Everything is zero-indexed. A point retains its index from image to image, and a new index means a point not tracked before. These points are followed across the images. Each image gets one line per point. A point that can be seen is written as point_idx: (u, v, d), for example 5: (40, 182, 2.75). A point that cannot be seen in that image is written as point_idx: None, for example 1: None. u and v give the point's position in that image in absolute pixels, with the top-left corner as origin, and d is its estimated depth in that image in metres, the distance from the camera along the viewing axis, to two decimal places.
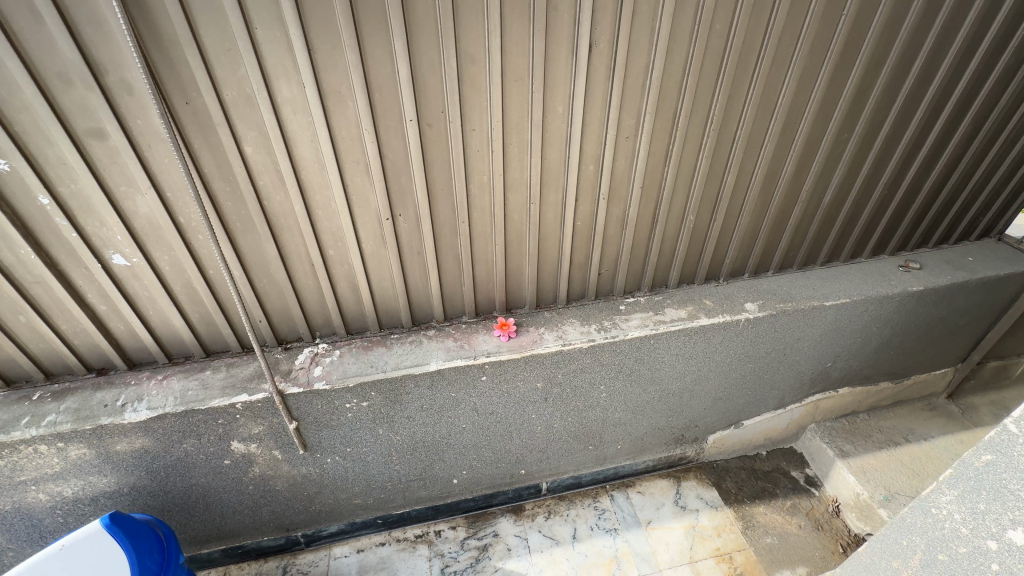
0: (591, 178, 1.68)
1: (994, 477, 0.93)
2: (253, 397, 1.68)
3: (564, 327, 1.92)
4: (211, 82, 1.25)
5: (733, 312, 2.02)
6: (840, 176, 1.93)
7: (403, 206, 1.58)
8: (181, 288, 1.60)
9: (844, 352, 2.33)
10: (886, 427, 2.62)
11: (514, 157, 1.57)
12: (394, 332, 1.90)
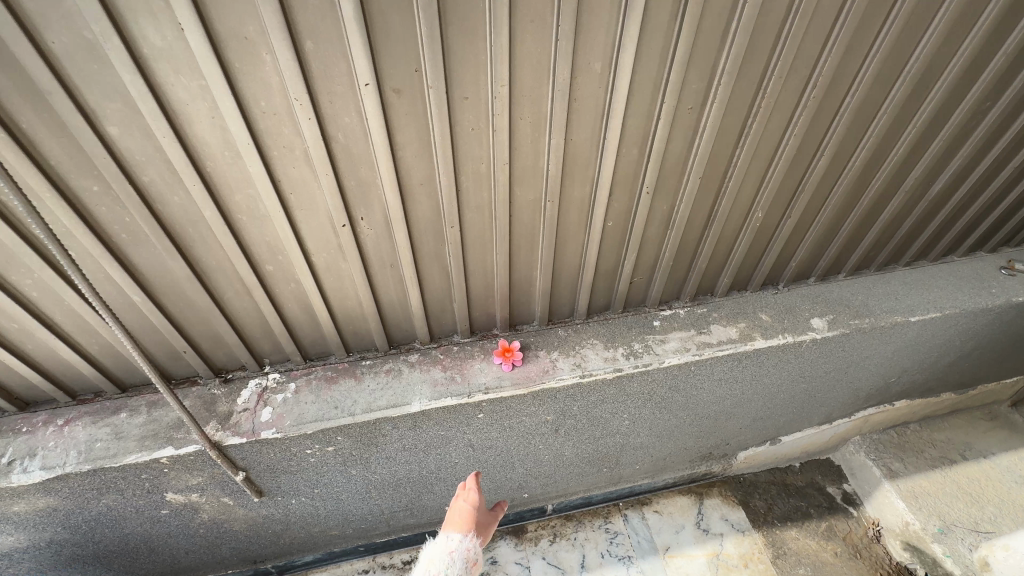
0: (632, 166, 1.19)
1: None
2: (181, 451, 1.29)
3: (584, 352, 1.51)
4: (18, 22, 0.74)
5: (796, 331, 1.59)
6: (961, 158, 1.44)
7: (365, 207, 1.11)
8: (64, 317, 1.17)
9: (914, 367, 1.94)
10: (940, 441, 2.30)
11: (526, 138, 1.08)
12: (367, 357, 1.49)
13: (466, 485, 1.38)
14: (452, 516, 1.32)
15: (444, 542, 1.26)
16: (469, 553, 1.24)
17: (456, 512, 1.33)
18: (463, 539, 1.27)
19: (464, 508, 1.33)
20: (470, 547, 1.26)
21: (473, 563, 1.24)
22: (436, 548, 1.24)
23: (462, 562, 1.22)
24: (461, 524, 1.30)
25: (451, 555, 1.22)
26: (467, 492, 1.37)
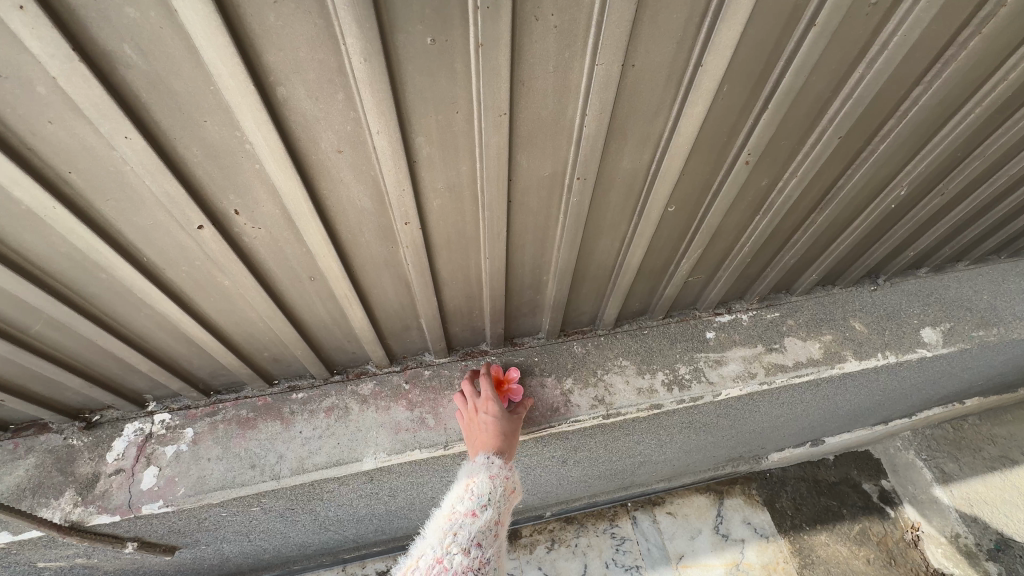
0: (731, 117, 0.66)
1: None
2: (21, 538, 0.88)
3: (609, 380, 1.06)
4: None
5: (902, 348, 1.14)
6: None
7: (242, 193, 0.59)
8: None
9: (1013, 371, 1.54)
10: (1000, 437, 1.99)
11: (545, 62, 0.54)
12: (299, 388, 1.05)
13: (485, 395, 0.93)
14: (475, 436, 0.89)
15: (472, 465, 0.84)
16: (511, 476, 0.83)
17: (479, 429, 0.90)
18: (496, 461, 0.84)
19: (486, 423, 0.89)
20: (510, 473, 0.85)
21: (512, 492, 0.83)
22: (465, 474, 0.83)
23: (504, 490, 0.81)
24: (487, 442, 0.87)
25: (494, 480, 0.81)
26: (488, 402, 0.93)
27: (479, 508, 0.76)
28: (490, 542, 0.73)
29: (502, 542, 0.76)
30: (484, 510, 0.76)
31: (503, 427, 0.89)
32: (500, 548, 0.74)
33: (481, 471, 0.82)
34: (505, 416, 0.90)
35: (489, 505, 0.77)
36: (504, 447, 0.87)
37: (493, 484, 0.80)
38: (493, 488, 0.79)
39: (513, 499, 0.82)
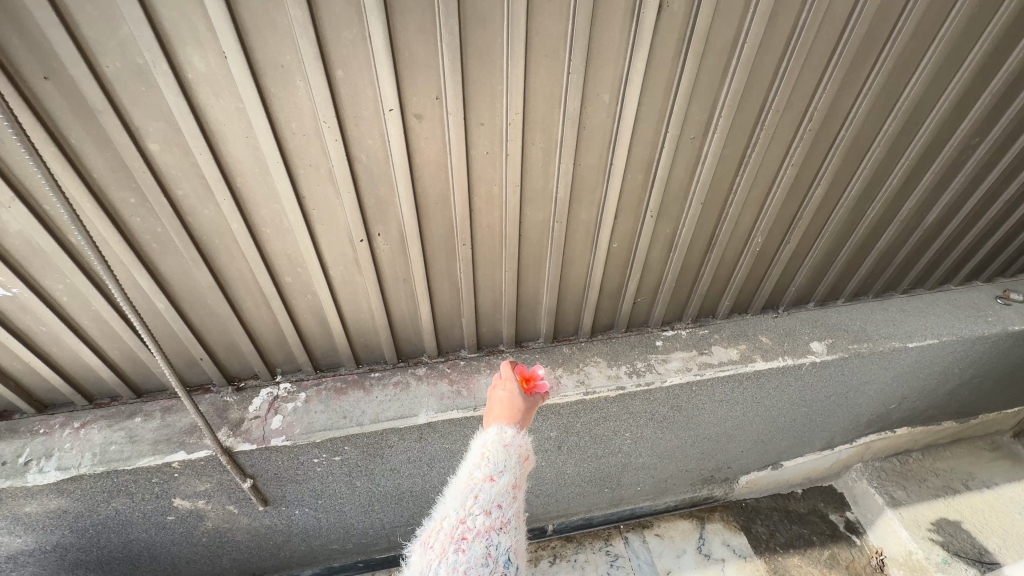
0: (637, 190, 1.25)
1: None
2: (192, 456, 1.32)
3: (587, 370, 1.54)
4: (77, 48, 0.80)
5: (796, 353, 1.63)
6: (954, 192, 1.49)
7: (383, 223, 1.17)
8: (93, 323, 1.23)
9: (914, 394, 1.95)
10: (942, 470, 2.30)
11: (537, 162, 1.14)
12: (375, 369, 1.52)
13: (505, 373, 1.12)
14: (494, 408, 1.09)
15: (490, 434, 1.03)
16: (524, 444, 1.03)
17: (498, 402, 1.09)
18: (512, 429, 1.04)
19: (505, 399, 1.09)
20: (522, 441, 1.04)
21: (526, 458, 1.03)
22: (484, 443, 1.02)
23: (518, 455, 1.00)
24: (505, 415, 1.06)
25: (508, 448, 1.00)
26: (507, 380, 1.12)
27: (496, 474, 0.95)
28: (508, 501, 0.93)
29: (518, 498, 0.96)
30: (501, 476, 0.95)
31: (520, 403, 1.08)
32: (516, 505, 0.94)
33: (497, 441, 1.01)
34: (522, 394, 1.10)
35: (505, 472, 0.96)
36: (519, 420, 1.08)
37: (507, 453, 0.99)
38: (508, 456, 0.99)
39: (526, 465, 1.02)
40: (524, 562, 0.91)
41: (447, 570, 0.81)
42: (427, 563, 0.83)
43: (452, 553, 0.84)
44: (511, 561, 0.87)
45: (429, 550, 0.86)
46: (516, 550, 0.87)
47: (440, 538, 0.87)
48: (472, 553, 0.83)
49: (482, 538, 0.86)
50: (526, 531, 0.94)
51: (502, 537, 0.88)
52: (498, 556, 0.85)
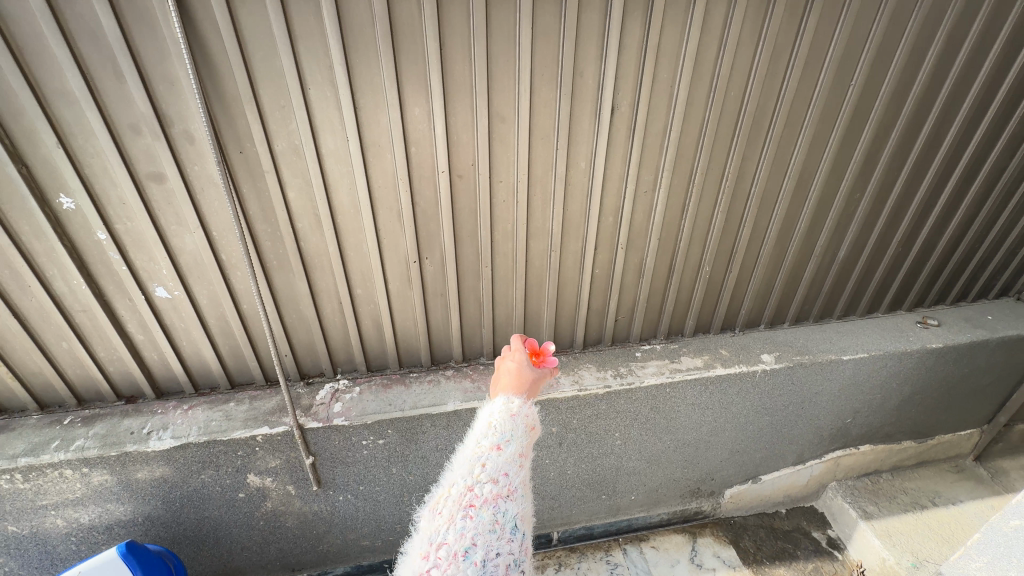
0: (610, 228, 1.76)
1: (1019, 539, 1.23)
2: (273, 430, 1.71)
3: (581, 372, 1.94)
4: (264, 135, 1.35)
5: (749, 362, 2.02)
6: (854, 233, 1.97)
7: (430, 249, 1.67)
8: (215, 322, 1.68)
9: (864, 408, 2.29)
10: (910, 489, 2.54)
11: (538, 207, 1.66)
12: (413, 370, 1.94)
13: (516, 347, 1.19)
14: (502, 378, 1.15)
15: (497, 405, 1.11)
16: (528, 414, 1.11)
17: (505, 372, 1.16)
18: (518, 401, 1.12)
19: (513, 369, 1.15)
20: (528, 412, 1.13)
21: (531, 429, 1.10)
22: (492, 414, 1.10)
23: (523, 426, 1.08)
24: (513, 386, 1.13)
25: (514, 419, 1.08)
26: (517, 353, 1.18)
27: (503, 443, 1.03)
28: (513, 470, 1.00)
29: (523, 467, 1.03)
30: (507, 445, 1.03)
31: (528, 374, 1.14)
32: (521, 473, 1.02)
33: (504, 412, 1.09)
34: (530, 366, 1.16)
35: (510, 441, 1.04)
36: (526, 392, 1.14)
37: (513, 423, 1.07)
38: (514, 427, 1.06)
39: (532, 435, 1.09)
40: (529, 526, 0.98)
41: (456, 534, 0.89)
42: (438, 525, 0.93)
43: (461, 518, 0.92)
44: (516, 526, 0.95)
45: (440, 515, 0.94)
46: (521, 516, 0.94)
47: (450, 503, 0.95)
48: (479, 519, 0.91)
49: (489, 505, 0.93)
50: (532, 497, 1.02)
51: (509, 503, 0.95)
52: (504, 522, 0.92)
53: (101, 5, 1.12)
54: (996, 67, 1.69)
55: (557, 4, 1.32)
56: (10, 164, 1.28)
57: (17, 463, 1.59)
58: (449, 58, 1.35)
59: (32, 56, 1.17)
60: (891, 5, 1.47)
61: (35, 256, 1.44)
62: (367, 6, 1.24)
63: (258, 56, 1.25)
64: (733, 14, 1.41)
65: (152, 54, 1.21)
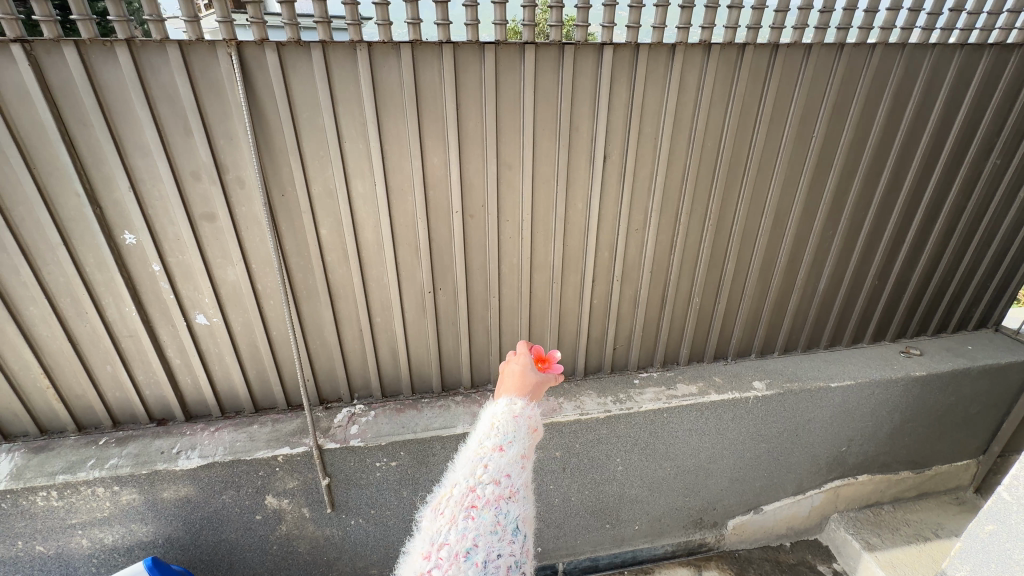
0: (606, 262, 1.94)
1: (997, 546, 1.28)
2: (294, 450, 1.81)
3: (582, 398, 2.06)
4: (304, 180, 1.57)
5: (742, 389, 2.13)
6: (831, 267, 2.15)
7: (443, 281, 1.84)
8: (246, 348, 1.84)
9: (858, 436, 2.36)
10: (913, 521, 2.57)
11: (541, 243, 1.85)
12: (425, 396, 2.06)
13: (520, 350, 1.22)
14: (505, 380, 1.18)
15: (500, 406, 1.12)
16: (531, 416, 1.10)
17: (510, 375, 1.18)
18: (521, 402, 1.13)
19: (517, 371, 1.18)
20: (531, 413, 1.13)
21: (534, 430, 1.11)
22: (495, 413, 1.10)
23: (526, 427, 1.08)
24: (516, 387, 1.15)
25: (517, 420, 1.08)
26: (521, 356, 1.21)
27: (505, 445, 1.03)
28: (516, 471, 1.01)
29: (526, 468, 1.04)
30: (509, 447, 1.03)
31: (531, 377, 1.17)
32: (524, 474, 1.03)
33: (507, 413, 1.09)
34: (534, 369, 1.19)
35: (513, 443, 1.04)
36: (529, 395, 1.16)
37: (516, 424, 1.07)
38: (517, 428, 1.07)
39: (534, 436, 1.10)
40: (530, 526, 1.00)
41: (457, 535, 0.91)
42: (440, 526, 0.94)
43: (463, 518, 0.93)
44: (517, 526, 0.96)
45: (442, 515, 0.96)
46: (523, 517, 0.96)
47: (452, 504, 0.96)
48: (481, 521, 0.93)
49: (491, 506, 0.95)
50: (534, 497, 1.03)
51: (510, 505, 0.97)
52: (506, 523, 0.94)
53: (182, 76, 1.37)
54: (942, 120, 1.92)
55: (555, 72, 1.57)
56: (87, 205, 1.49)
57: (55, 480, 1.68)
58: (464, 116, 1.59)
59: (118, 115, 1.40)
60: (841, 70, 1.72)
61: (95, 285, 1.62)
62: (397, 74, 1.49)
63: (304, 115, 1.49)
64: (705, 78, 1.65)
65: (217, 114, 1.44)
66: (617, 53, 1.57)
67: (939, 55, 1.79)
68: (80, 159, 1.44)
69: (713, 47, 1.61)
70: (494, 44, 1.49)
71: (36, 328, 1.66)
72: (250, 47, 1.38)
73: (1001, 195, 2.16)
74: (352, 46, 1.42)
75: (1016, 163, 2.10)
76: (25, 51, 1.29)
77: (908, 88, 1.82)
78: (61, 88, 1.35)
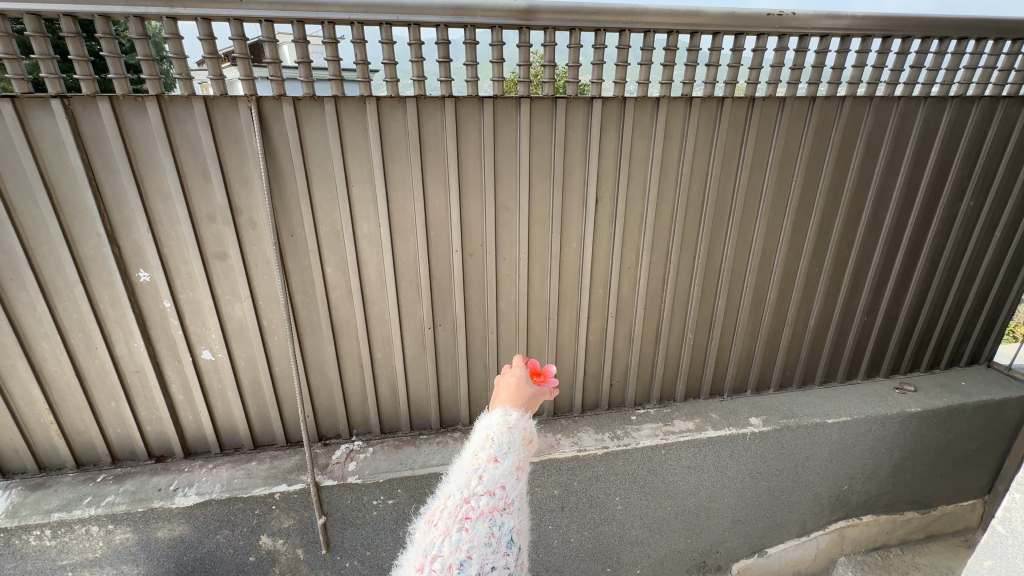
0: (601, 299, 2.01)
1: None
2: (291, 487, 1.80)
3: (580, 434, 2.07)
4: (313, 222, 1.66)
5: (739, 425, 2.14)
6: (819, 304, 2.22)
7: (443, 317, 1.90)
8: (248, 383, 1.87)
9: (860, 474, 2.35)
10: (923, 564, 2.52)
11: (537, 281, 1.92)
12: (423, 433, 2.08)
13: (516, 364, 1.19)
14: (500, 392, 1.14)
15: (495, 417, 1.10)
16: (526, 427, 1.09)
17: (504, 387, 1.14)
18: (516, 413, 1.10)
19: (512, 383, 1.13)
20: (526, 424, 1.10)
21: (528, 441, 1.09)
22: (489, 425, 1.08)
23: (521, 438, 1.06)
24: (511, 399, 1.12)
25: (511, 432, 1.06)
26: (516, 369, 1.18)
27: (499, 456, 1.02)
28: (510, 483, 1.00)
29: (521, 480, 1.02)
30: (504, 458, 1.02)
31: (526, 389, 1.13)
32: (518, 486, 1.01)
33: (501, 424, 1.07)
34: (529, 382, 1.15)
35: (507, 453, 1.03)
36: (524, 407, 1.13)
37: (511, 435, 1.06)
38: (511, 440, 1.05)
39: (529, 447, 1.08)
40: (525, 539, 0.99)
41: (451, 546, 0.89)
42: (433, 538, 0.92)
43: (457, 530, 0.92)
44: (512, 539, 0.95)
45: (435, 527, 0.94)
46: (517, 530, 0.95)
47: (445, 515, 0.95)
48: (475, 533, 0.92)
49: (486, 518, 0.94)
50: (529, 510, 1.02)
51: (505, 517, 0.95)
52: (500, 535, 0.93)
53: (205, 127, 1.49)
54: (914, 165, 2.04)
55: (549, 123, 1.70)
56: (106, 245, 1.57)
57: (49, 518, 1.67)
58: (464, 162, 1.70)
59: (143, 162, 1.51)
60: (814, 120, 1.85)
61: (107, 322, 1.68)
62: (402, 125, 1.61)
63: (315, 162, 1.60)
64: (688, 127, 1.78)
65: (235, 161, 1.55)
66: (606, 105, 1.70)
67: (905, 106, 1.92)
68: (104, 202, 1.54)
69: (694, 101, 1.74)
70: (492, 98, 1.62)
71: (45, 364, 1.71)
72: (268, 102, 1.50)
73: (977, 235, 2.26)
74: (362, 100, 1.55)
75: (989, 205, 2.20)
76: (63, 105, 1.41)
77: (878, 136, 1.95)
78: (93, 138, 1.46)
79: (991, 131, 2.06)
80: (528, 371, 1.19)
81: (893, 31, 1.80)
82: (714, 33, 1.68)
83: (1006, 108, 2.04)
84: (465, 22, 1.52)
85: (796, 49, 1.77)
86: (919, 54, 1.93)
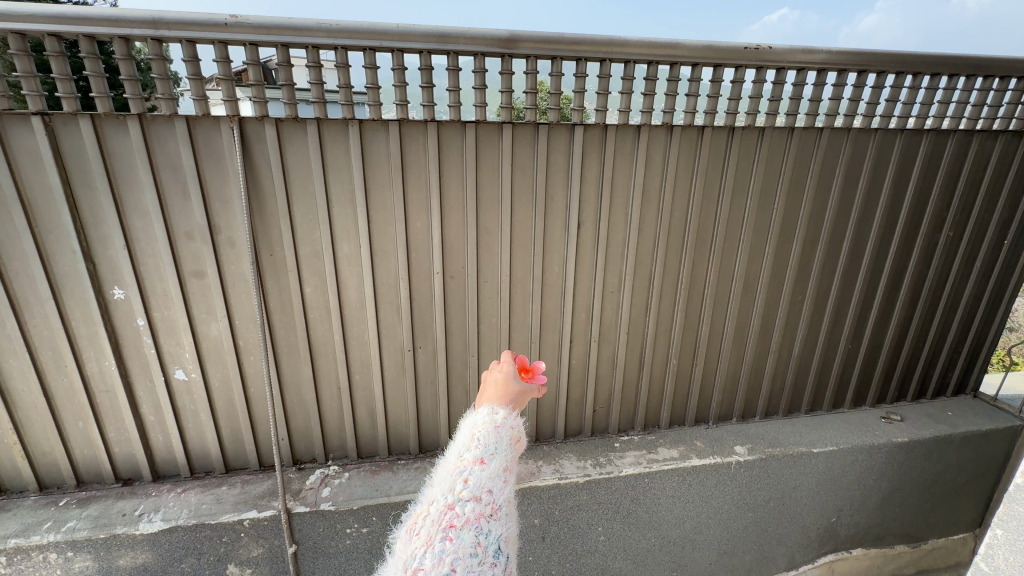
0: (585, 323, 1.99)
1: None
2: (261, 514, 1.74)
3: (561, 461, 2.03)
4: (292, 242, 1.65)
5: (724, 454, 2.10)
6: (803, 331, 2.22)
7: (423, 339, 1.88)
8: (221, 404, 1.83)
9: (847, 506, 2.30)
10: None
11: (519, 304, 1.92)
12: (402, 458, 2.03)
13: (503, 359, 1.14)
14: (487, 389, 1.11)
15: (481, 416, 1.06)
16: (515, 427, 1.05)
17: (492, 384, 1.11)
18: (503, 411, 1.06)
19: (500, 379, 1.10)
20: (514, 424, 1.06)
21: (517, 441, 1.04)
22: (475, 424, 1.04)
23: (508, 438, 1.01)
24: (498, 396, 1.08)
25: (498, 431, 1.02)
26: (504, 364, 1.13)
27: (486, 457, 0.97)
28: (498, 486, 0.94)
29: (508, 482, 0.97)
30: (491, 458, 0.97)
31: (515, 385, 1.09)
32: (506, 490, 0.96)
33: (488, 423, 1.03)
34: (518, 378, 1.11)
35: (495, 453, 0.98)
36: (511, 403, 1.09)
37: (497, 435, 1.01)
38: (498, 439, 1.00)
39: (517, 448, 1.03)
40: (515, 548, 0.92)
41: (433, 559, 0.82)
42: (414, 549, 0.86)
43: (440, 541, 0.85)
44: (500, 548, 0.88)
45: (417, 537, 0.88)
46: (505, 538, 0.88)
47: (428, 524, 0.89)
48: (460, 542, 0.85)
49: (471, 526, 0.87)
50: (517, 516, 0.95)
51: (491, 524, 0.89)
52: (486, 545, 0.86)
53: (186, 146, 1.49)
54: (893, 195, 2.07)
55: (532, 148, 1.71)
56: (81, 261, 1.55)
57: (5, 544, 1.60)
58: (446, 185, 1.70)
59: (123, 179, 1.51)
60: (793, 150, 1.89)
61: (79, 339, 1.65)
62: (385, 148, 1.62)
63: (297, 182, 1.60)
64: (668, 155, 1.80)
65: (215, 180, 1.55)
66: (588, 132, 1.73)
67: (882, 137, 1.96)
68: (81, 219, 1.53)
69: (675, 129, 1.78)
70: (475, 122, 1.64)
71: (11, 382, 1.66)
72: (251, 122, 1.51)
73: (958, 265, 2.28)
74: (345, 123, 1.56)
75: (968, 236, 2.23)
76: (44, 122, 1.41)
77: (857, 166, 1.98)
78: (72, 154, 1.46)
79: (966, 163, 2.10)
80: (517, 367, 1.13)
81: (868, 66, 1.85)
82: (693, 64, 1.72)
83: (980, 141, 2.08)
84: (448, 50, 1.55)
85: (773, 82, 1.82)
86: (893, 88, 1.98)
